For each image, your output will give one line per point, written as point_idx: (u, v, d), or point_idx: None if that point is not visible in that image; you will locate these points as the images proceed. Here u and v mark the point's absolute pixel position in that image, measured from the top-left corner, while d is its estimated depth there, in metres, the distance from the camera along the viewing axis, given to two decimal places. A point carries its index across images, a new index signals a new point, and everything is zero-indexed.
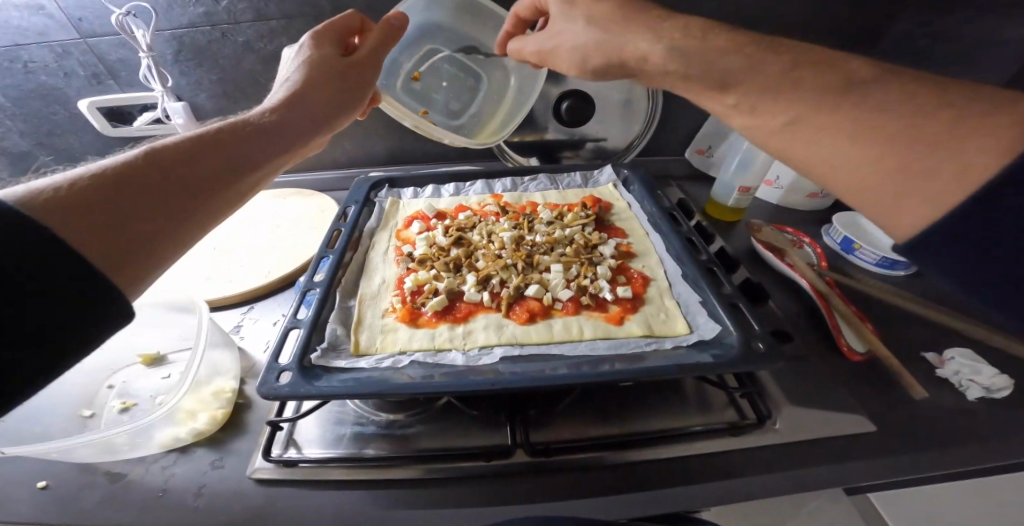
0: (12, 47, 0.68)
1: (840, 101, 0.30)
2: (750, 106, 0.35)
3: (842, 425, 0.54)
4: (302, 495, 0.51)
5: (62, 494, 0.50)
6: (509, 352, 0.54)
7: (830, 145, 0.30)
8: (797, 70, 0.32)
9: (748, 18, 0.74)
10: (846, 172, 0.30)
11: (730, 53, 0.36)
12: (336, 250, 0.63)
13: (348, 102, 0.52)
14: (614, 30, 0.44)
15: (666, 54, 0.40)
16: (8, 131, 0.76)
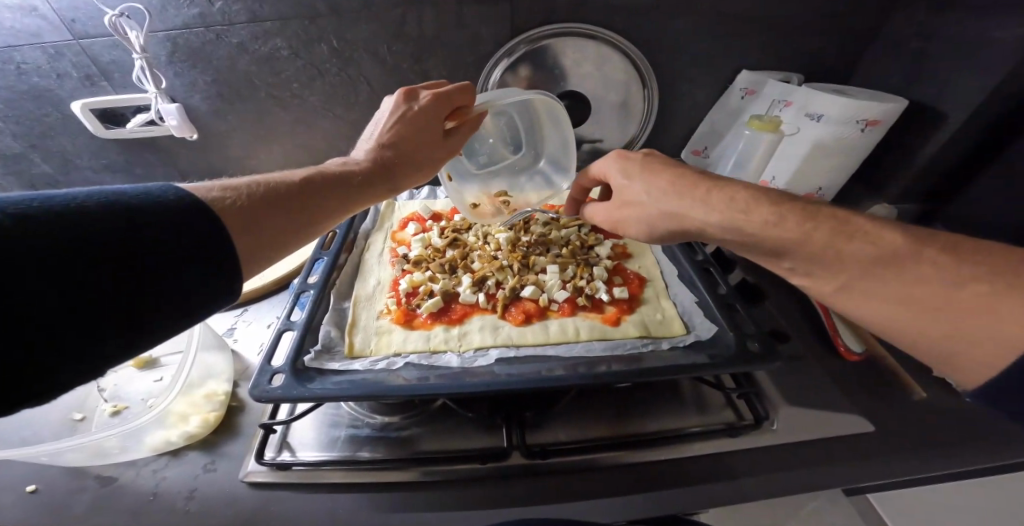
0: (4, 49, 0.67)
1: (884, 268, 0.32)
2: (805, 273, 0.36)
3: (839, 426, 0.54)
4: (295, 498, 0.50)
5: (52, 498, 0.50)
6: (504, 354, 0.53)
7: (875, 306, 0.32)
8: (841, 244, 0.34)
9: (746, 20, 0.73)
10: (895, 327, 0.31)
11: (775, 229, 0.37)
12: (330, 252, 0.63)
13: (434, 158, 0.54)
14: (675, 205, 0.44)
15: (721, 229, 0.41)
16: None
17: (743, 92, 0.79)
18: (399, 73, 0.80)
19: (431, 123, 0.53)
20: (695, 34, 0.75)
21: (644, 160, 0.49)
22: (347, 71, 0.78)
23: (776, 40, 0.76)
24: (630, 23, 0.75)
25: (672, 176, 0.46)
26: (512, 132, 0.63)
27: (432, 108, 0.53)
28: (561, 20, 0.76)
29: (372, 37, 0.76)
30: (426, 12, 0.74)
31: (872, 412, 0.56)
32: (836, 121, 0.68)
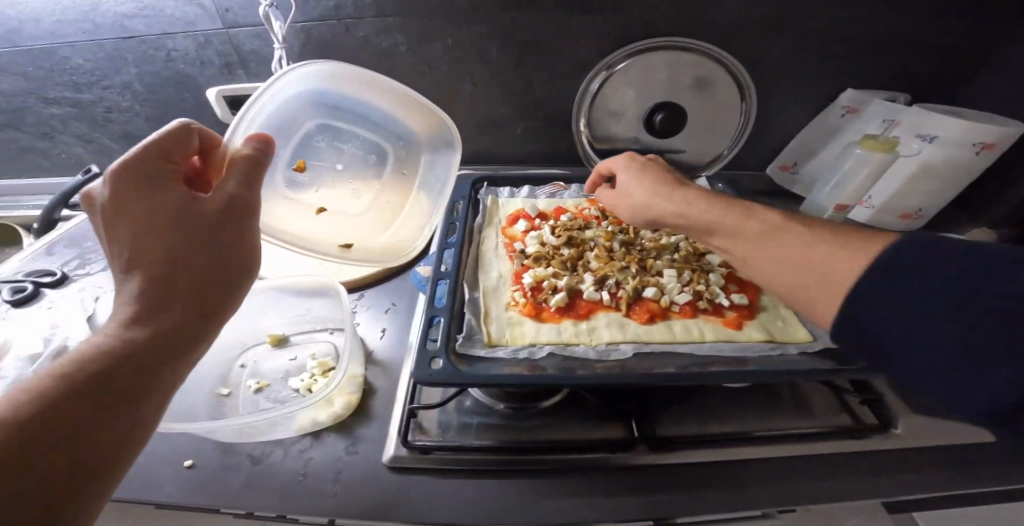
0: (161, 36, 0.76)
1: (767, 239, 0.44)
2: (730, 247, 0.49)
3: (951, 433, 0.56)
4: (436, 483, 0.51)
5: (208, 474, 0.52)
6: (638, 348, 0.56)
7: (774, 268, 0.42)
8: (747, 225, 0.47)
9: (846, 37, 0.76)
10: (774, 279, 0.42)
11: (708, 213, 0.52)
12: (456, 244, 0.66)
13: (237, 240, 0.37)
14: (651, 197, 0.59)
15: (676, 216, 0.56)
16: (135, 116, 0.86)
17: (844, 109, 0.82)
18: (504, 75, 0.83)
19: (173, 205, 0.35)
20: (797, 50, 0.78)
21: (642, 165, 0.64)
22: (457, 69, 0.82)
23: (876, 58, 0.78)
24: (735, 36, 0.78)
25: (652, 178, 0.61)
26: (362, 153, 0.69)
27: (132, 190, 0.35)
28: (668, 34, 0.78)
29: (484, 39, 0.79)
30: (540, 18, 0.77)
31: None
32: (951, 142, 0.75)
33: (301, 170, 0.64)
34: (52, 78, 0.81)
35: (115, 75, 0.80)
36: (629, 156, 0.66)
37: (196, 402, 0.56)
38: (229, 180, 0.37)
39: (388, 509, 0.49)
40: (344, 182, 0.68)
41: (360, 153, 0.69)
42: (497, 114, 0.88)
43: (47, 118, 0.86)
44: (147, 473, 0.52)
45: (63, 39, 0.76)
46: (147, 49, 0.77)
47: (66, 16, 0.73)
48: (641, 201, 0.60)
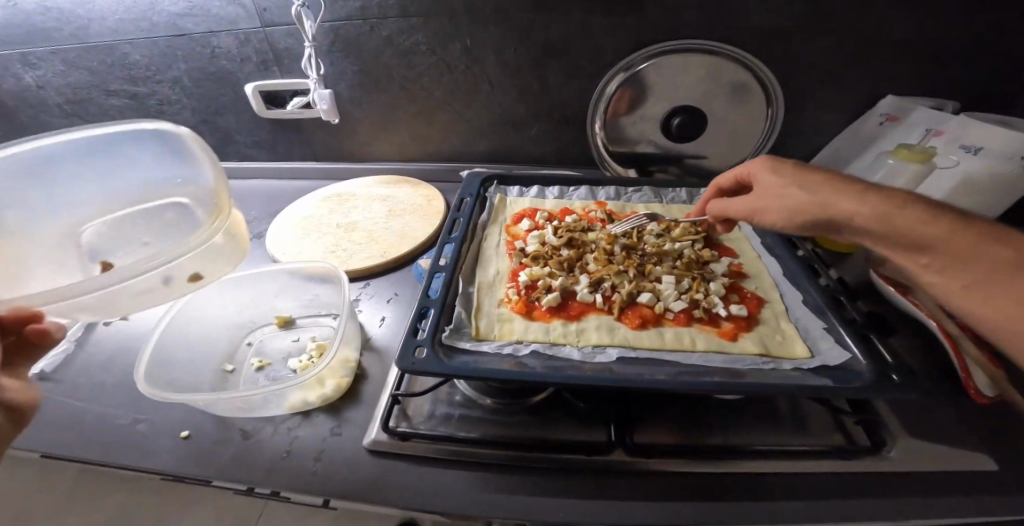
0: (207, 35, 0.82)
1: (1012, 272, 0.35)
2: (939, 269, 0.40)
3: (957, 462, 0.52)
4: (410, 469, 0.54)
5: (201, 446, 0.56)
6: (623, 353, 0.55)
7: (1015, 309, 0.34)
8: (978, 246, 0.38)
9: (881, 39, 0.72)
10: (1017, 325, 0.34)
11: (914, 222, 0.42)
12: (457, 239, 0.68)
13: None
14: (821, 196, 0.49)
15: (856, 218, 0.46)
16: (183, 108, 0.94)
17: (884, 117, 0.77)
18: (521, 76, 0.84)
19: None
20: (830, 53, 0.74)
21: (793, 165, 0.55)
22: (475, 68, 0.84)
23: (918, 63, 0.73)
24: (758, 39, 0.75)
25: (795, 175, 0.54)
26: None
27: None
28: (692, 37, 0.77)
29: (502, 40, 0.80)
30: (559, 19, 0.77)
31: (1006, 457, 0.52)
32: (999, 155, 0.67)
33: (196, 282, 0.51)
34: (113, 71, 0.89)
35: (166, 71, 0.88)
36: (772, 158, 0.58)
37: (203, 375, 0.62)
38: None
39: (360, 492, 0.52)
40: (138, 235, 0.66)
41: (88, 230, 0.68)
42: (512, 114, 0.90)
43: (107, 108, 0.95)
44: (146, 442, 0.57)
45: (123, 36, 0.84)
46: (195, 47, 0.84)
47: (127, 14, 0.80)
48: (807, 200, 0.50)
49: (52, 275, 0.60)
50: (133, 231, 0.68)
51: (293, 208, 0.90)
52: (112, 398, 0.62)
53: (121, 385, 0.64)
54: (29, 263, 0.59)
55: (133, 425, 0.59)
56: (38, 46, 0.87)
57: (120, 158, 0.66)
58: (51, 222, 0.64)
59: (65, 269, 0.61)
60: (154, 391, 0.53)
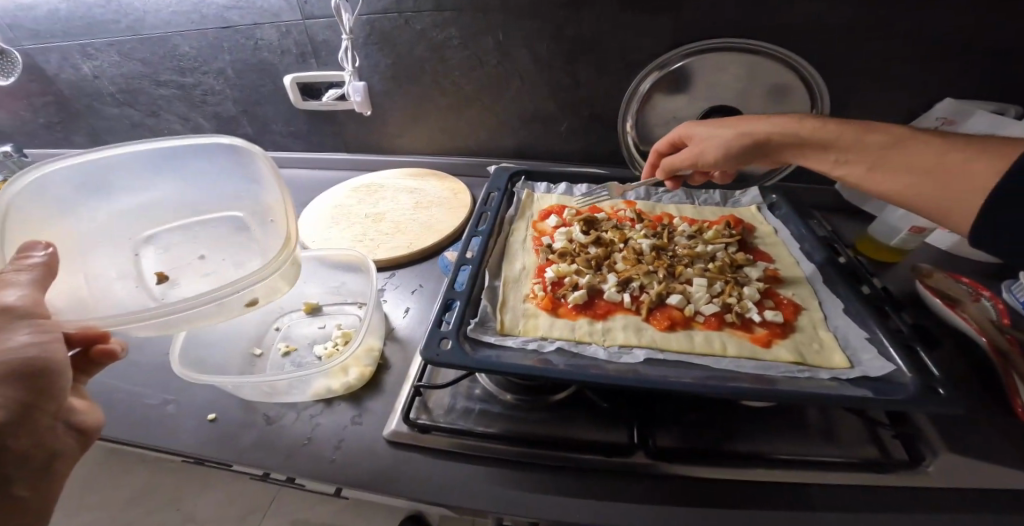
0: (250, 27, 0.84)
1: (894, 149, 0.44)
2: (845, 160, 0.48)
3: (1005, 483, 0.49)
4: (429, 462, 0.53)
5: (226, 429, 0.57)
6: (651, 355, 0.54)
7: (902, 179, 0.43)
8: (868, 137, 0.46)
9: (936, 37, 0.68)
10: (905, 190, 0.43)
11: (823, 131, 0.50)
12: (484, 233, 0.67)
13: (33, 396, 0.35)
14: (744, 125, 0.57)
15: (780, 134, 0.53)
16: (225, 99, 0.96)
17: (940, 121, 0.73)
18: (553, 72, 0.83)
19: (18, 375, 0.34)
20: (877, 52, 0.71)
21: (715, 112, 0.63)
22: (507, 63, 0.84)
23: (976, 63, 0.69)
24: (802, 36, 0.72)
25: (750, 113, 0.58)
26: None
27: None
28: (732, 34, 0.74)
29: (535, 35, 0.80)
30: (594, 14, 0.76)
31: None
32: None
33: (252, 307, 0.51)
34: (163, 62, 0.92)
35: (212, 63, 0.91)
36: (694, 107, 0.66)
37: (232, 358, 0.63)
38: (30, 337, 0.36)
39: (378, 482, 0.52)
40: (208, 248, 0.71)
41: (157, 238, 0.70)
42: (543, 111, 0.89)
43: (155, 98, 0.99)
44: (174, 423, 0.59)
45: (174, 28, 0.86)
46: (239, 39, 0.86)
47: (178, 7, 0.83)
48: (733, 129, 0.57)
49: (116, 280, 0.62)
50: (196, 238, 0.72)
51: (323, 198, 0.92)
52: (145, 379, 0.65)
53: (154, 367, 0.66)
54: (99, 269, 0.62)
55: (161, 406, 0.61)
56: (96, 38, 0.90)
57: (190, 169, 0.67)
58: (118, 222, 0.66)
59: (131, 278, 0.64)
60: (185, 372, 0.55)
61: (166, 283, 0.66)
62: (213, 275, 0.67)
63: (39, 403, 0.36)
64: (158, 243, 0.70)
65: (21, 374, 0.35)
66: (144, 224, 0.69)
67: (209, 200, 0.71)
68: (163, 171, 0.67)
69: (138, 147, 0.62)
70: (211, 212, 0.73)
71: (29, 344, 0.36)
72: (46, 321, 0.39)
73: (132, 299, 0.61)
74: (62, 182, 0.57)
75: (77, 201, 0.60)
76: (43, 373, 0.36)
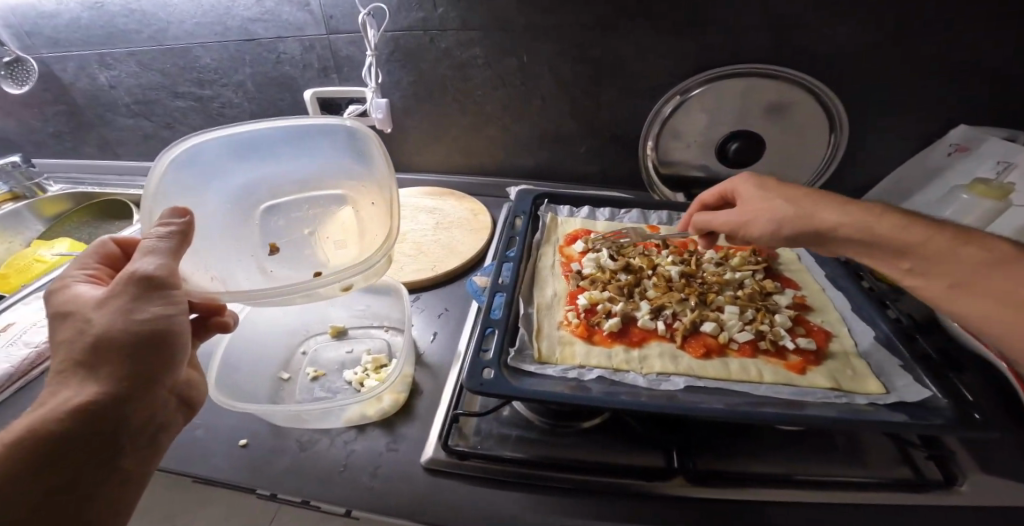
0: (274, 40, 0.82)
1: (987, 269, 0.43)
2: (921, 270, 0.47)
3: None
4: (468, 490, 0.53)
5: (257, 455, 0.57)
6: (690, 382, 0.54)
7: (986, 302, 0.43)
8: (962, 250, 0.45)
9: (952, 65, 0.70)
10: (994, 320, 0.42)
11: (906, 232, 0.48)
12: (515, 258, 0.68)
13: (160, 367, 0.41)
14: (812, 208, 0.54)
15: (856, 226, 0.50)
16: (242, 112, 0.94)
17: (953, 148, 0.75)
18: (577, 92, 0.84)
19: (151, 344, 0.41)
20: (876, 75, 0.73)
21: (779, 182, 0.60)
22: (530, 82, 0.84)
23: (989, 91, 0.71)
24: (822, 61, 0.74)
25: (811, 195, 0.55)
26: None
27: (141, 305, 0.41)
28: (753, 59, 0.76)
29: (562, 55, 0.80)
30: (620, 35, 0.77)
31: None
32: None
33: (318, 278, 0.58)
34: (184, 74, 0.90)
35: (232, 76, 0.89)
36: (749, 177, 0.64)
37: (261, 383, 0.62)
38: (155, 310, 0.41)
39: (417, 510, 0.51)
40: (314, 228, 0.71)
41: (277, 211, 0.71)
42: (565, 131, 0.90)
43: (172, 109, 0.96)
44: (205, 449, 0.58)
45: (197, 39, 0.85)
46: (261, 51, 0.84)
47: (203, 19, 0.81)
48: (805, 213, 0.54)
49: (236, 247, 0.65)
50: (305, 215, 0.72)
51: None
52: None
53: None
54: (222, 234, 0.64)
55: (190, 431, 0.59)
56: (117, 46, 0.89)
57: (315, 149, 0.70)
58: (240, 193, 0.68)
59: (249, 245, 0.67)
60: (222, 399, 0.54)
61: (276, 256, 0.67)
62: (318, 255, 0.68)
63: (159, 376, 0.41)
64: (278, 214, 0.71)
65: (144, 344, 0.40)
66: (264, 197, 0.71)
67: (328, 178, 0.71)
68: (292, 147, 0.69)
69: (266, 124, 0.66)
70: (324, 188, 0.72)
71: (157, 319, 0.41)
72: (179, 291, 0.44)
73: (243, 267, 0.63)
74: (204, 152, 0.63)
75: (213, 172, 0.65)
76: (166, 342, 0.42)
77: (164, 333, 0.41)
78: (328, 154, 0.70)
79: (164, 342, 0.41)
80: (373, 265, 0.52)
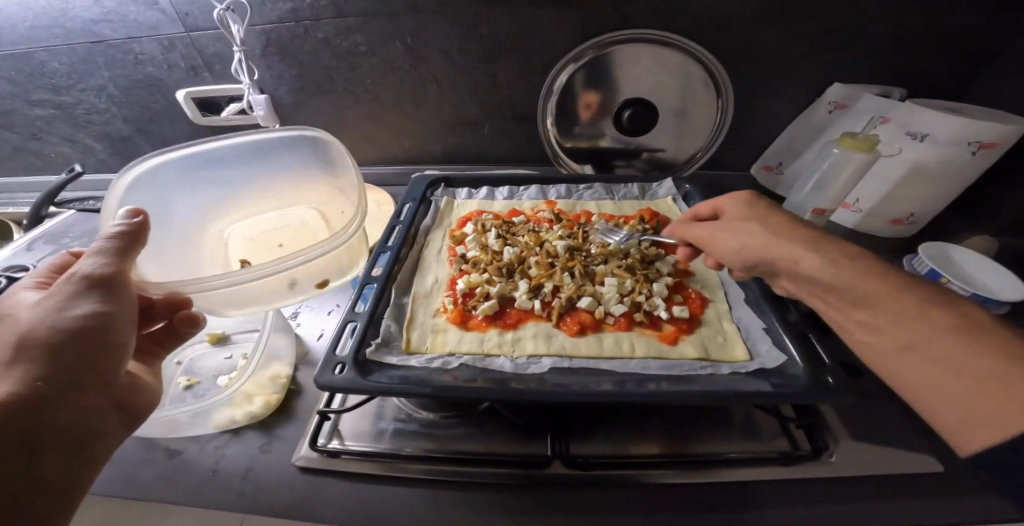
0: (128, 41, 0.76)
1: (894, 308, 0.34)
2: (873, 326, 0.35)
3: (900, 463, 0.50)
4: (338, 487, 0.51)
5: (123, 469, 0.53)
6: (557, 363, 0.53)
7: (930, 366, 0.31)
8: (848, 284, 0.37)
9: (830, 24, 0.70)
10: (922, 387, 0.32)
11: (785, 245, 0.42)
12: (393, 247, 0.65)
13: (94, 361, 0.39)
14: (721, 230, 0.50)
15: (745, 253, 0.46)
16: (113, 118, 0.86)
17: (832, 105, 0.76)
18: (466, 73, 0.81)
19: (86, 338, 0.39)
20: (757, 38, 0.72)
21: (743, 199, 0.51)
22: (419, 68, 0.81)
23: (867, 49, 0.71)
24: (702, 28, 0.73)
25: (793, 229, 0.43)
26: None
27: (71, 303, 0.39)
28: (633, 25, 0.74)
29: (444, 36, 0.77)
30: (500, 12, 0.74)
31: (946, 453, 0.51)
32: (945, 141, 0.66)
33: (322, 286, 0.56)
34: (36, 81, 0.83)
35: (90, 79, 0.81)
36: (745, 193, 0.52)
37: None
38: (96, 304, 0.40)
39: (284, 511, 0.49)
40: (281, 241, 0.70)
41: (249, 230, 0.71)
42: (463, 113, 0.87)
43: (33, 118, 0.88)
44: None
45: (41, 45, 0.78)
46: (119, 54, 0.78)
47: (46, 23, 0.75)
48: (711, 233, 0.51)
49: (209, 269, 0.64)
50: (274, 231, 0.72)
51: None
52: None
53: None
54: (191, 253, 0.63)
55: None
56: None
57: (280, 162, 0.70)
58: (202, 212, 0.68)
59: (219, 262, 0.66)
60: None
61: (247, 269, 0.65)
62: None
63: (96, 371, 0.39)
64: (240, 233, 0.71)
65: (80, 338, 0.38)
66: (226, 216, 0.71)
67: (296, 190, 0.73)
68: (256, 164, 0.69)
69: (231, 141, 0.66)
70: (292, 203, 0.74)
71: (91, 315, 0.39)
72: (123, 289, 0.42)
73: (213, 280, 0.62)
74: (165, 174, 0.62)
75: (175, 194, 0.64)
76: (97, 337, 0.39)
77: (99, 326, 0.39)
78: (297, 164, 0.71)
79: (97, 337, 0.39)
80: (350, 236, 0.53)
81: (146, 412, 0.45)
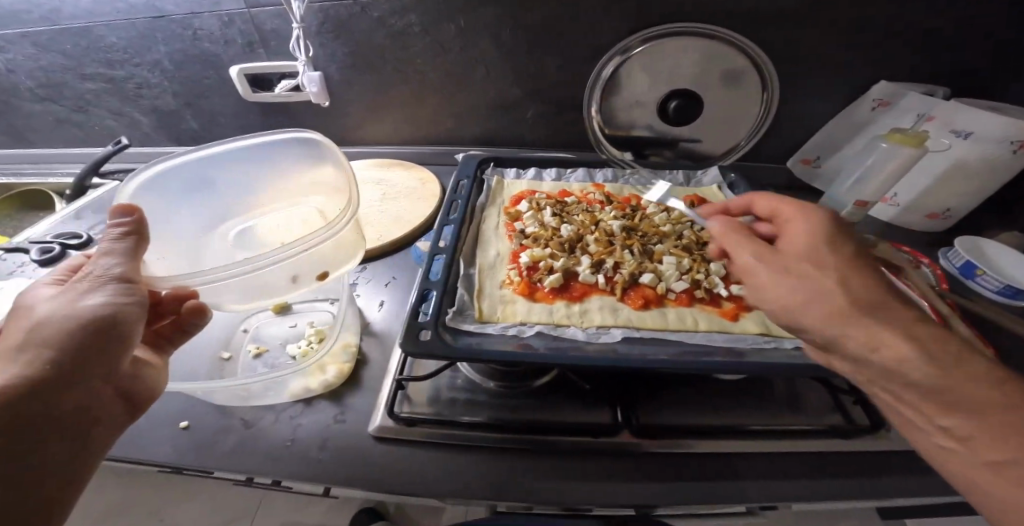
0: (187, 16, 0.76)
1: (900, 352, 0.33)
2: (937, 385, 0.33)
3: None
4: (416, 455, 0.52)
5: (201, 437, 0.52)
6: (628, 334, 0.55)
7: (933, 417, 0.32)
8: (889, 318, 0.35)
9: (877, 23, 0.72)
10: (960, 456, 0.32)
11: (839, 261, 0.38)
12: (456, 220, 0.67)
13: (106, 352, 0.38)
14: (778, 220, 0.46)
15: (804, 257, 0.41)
16: (162, 92, 0.86)
17: (875, 102, 0.79)
18: (517, 59, 0.82)
19: (98, 329, 0.37)
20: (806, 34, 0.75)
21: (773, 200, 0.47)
22: (472, 52, 0.82)
23: (910, 48, 0.74)
24: (755, 23, 0.75)
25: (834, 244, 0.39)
26: None
27: (85, 296, 0.38)
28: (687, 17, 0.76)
29: (499, 22, 0.78)
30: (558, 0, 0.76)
31: None
32: (987, 138, 0.69)
33: (324, 278, 0.54)
34: (89, 55, 0.82)
35: (145, 54, 0.81)
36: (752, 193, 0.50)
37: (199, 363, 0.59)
38: (105, 297, 0.38)
39: (364, 477, 0.49)
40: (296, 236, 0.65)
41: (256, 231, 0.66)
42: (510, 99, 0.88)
43: (82, 92, 0.88)
44: (147, 430, 0.53)
45: (96, 17, 0.77)
46: (176, 29, 0.78)
47: None
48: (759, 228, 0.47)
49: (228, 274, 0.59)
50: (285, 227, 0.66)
51: None
52: None
53: None
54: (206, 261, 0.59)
55: None
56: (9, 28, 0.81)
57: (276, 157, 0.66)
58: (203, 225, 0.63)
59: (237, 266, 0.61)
60: None
61: None
62: None
63: (109, 361, 0.38)
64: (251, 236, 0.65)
65: (95, 329, 0.37)
66: (230, 223, 0.66)
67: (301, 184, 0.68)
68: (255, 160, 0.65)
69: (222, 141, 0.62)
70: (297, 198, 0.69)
71: (105, 307, 0.38)
72: (135, 286, 0.40)
73: None
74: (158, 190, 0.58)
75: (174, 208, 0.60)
76: (113, 329, 0.38)
77: (114, 318, 0.38)
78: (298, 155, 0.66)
79: (111, 330, 0.38)
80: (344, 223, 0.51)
81: (149, 402, 0.44)
